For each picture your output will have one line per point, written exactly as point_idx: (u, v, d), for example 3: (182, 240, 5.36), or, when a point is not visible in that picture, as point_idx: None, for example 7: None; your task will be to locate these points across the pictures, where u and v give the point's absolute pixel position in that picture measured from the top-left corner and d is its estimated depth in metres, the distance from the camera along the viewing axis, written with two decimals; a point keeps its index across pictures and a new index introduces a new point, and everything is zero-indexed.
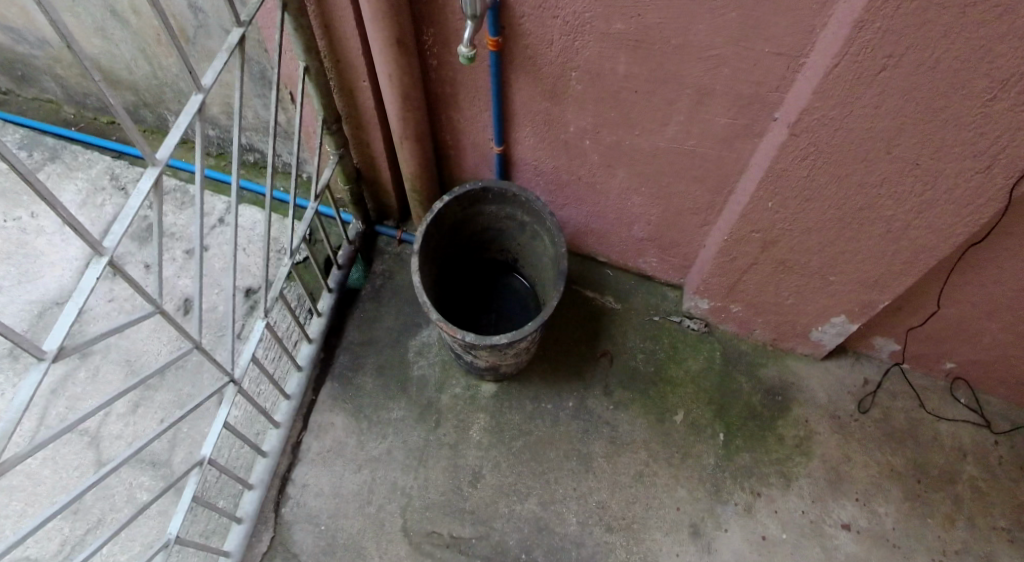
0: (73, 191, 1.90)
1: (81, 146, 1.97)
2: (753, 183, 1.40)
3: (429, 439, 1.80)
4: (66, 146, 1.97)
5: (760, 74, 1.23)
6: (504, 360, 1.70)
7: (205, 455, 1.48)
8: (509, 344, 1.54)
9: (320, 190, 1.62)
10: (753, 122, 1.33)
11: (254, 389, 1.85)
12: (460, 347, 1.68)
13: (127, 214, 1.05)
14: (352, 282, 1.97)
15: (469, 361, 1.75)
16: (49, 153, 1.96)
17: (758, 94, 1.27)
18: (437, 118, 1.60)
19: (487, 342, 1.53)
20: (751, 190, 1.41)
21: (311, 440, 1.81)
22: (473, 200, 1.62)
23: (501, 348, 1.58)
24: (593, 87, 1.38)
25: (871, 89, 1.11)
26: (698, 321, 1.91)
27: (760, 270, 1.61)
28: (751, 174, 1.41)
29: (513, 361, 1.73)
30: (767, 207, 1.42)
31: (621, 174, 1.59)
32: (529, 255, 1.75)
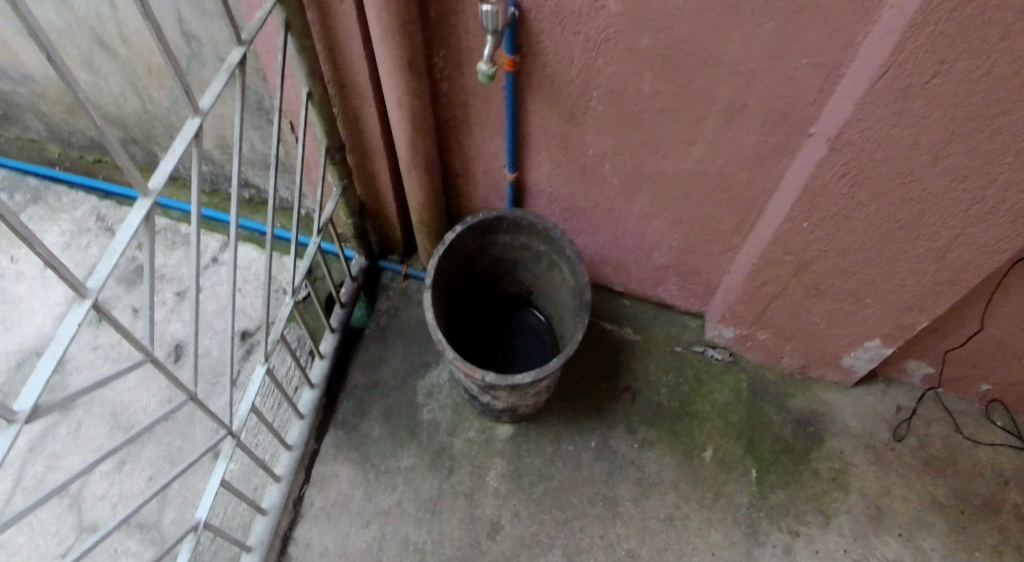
0: (56, 234, 1.81)
1: (66, 186, 1.89)
2: (787, 203, 1.33)
3: (442, 488, 1.67)
4: (49, 187, 1.88)
5: (796, 89, 1.17)
6: (524, 399, 1.59)
7: (200, 520, 1.33)
8: (532, 383, 1.42)
9: (323, 224, 1.51)
10: (787, 139, 1.27)
11: (251, 441, 1.71)
12: (476, 388, 1.56)
13: (112, 251, 0.93)
14: (355, 321, 1.84)
15: (486, 402, 1.64)
16: (33, 194, 1.87)
17: (793, 109, 1.21)
18: (446, 145, 1.52)
19: (509, 382, 1.42)
20: (784, 211, 1.34)
21: (315, 493, 1.67)
22: (487, 230, 1.52)
23: (523, 387, 1.47)
24: (614, 107, 1.31)
25: (919, 101, 1.04)
26: (722, 351, 1.82)
27: (791, 295, 1.53)
28: (784, 193, 1.34)
29: (533, 401, 1.62)
30: (801, 228, 1.35)
31: (642, 200, 1.51)
32: (547, 286, 1.65)
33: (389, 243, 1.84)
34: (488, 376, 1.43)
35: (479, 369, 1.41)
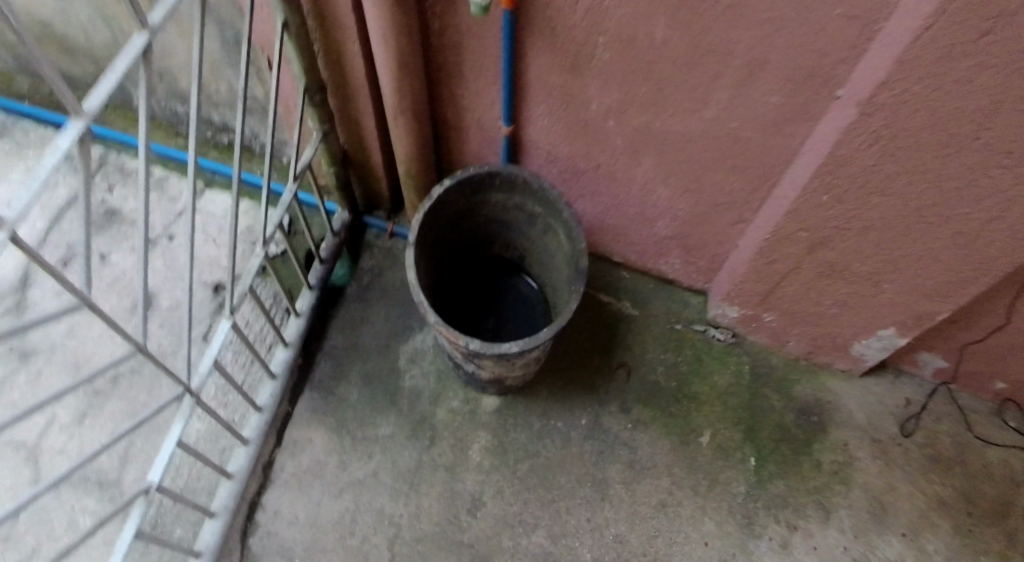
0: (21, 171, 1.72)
1: (32, 122, 1.79)
2: (806, 172, 1.20)
3: (422, 459, 1.59)
4: (15, 121, 1.79)
5: (825, 45, 1.03)
6: (509, 371, 1.49)
7: (152, 483, 1.26)
8: (520, 353, 1.33)
9: (301, 171, 1.39)
10: (811, 101, 1.13)
11: (218, 402, 1.59)
12: (460, 356, 1.47)
13: (36, 176, 0.79)
14: (336, 279, 1.72)
15: (470, 372, 1.55)
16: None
17: (820, 68, 1.07)
18: (436, 92, 1.39)
19: (496, 351, 1.33)
20: (803, 180, 1.21)
21: (286, 458, 1.59)
22: (478, 188, 1.41)
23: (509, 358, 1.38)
24: (621, 56, 1.18)
25: (967, 62, 0.89)
26: (724, 331, 1.70)
27: (803, 276, 1.41)
28: (803, 162, 1.21)
29: (519, 373, 1.53)
30: (821, 202, 1.22)
31: (649, 163, 1.39)
32: (541, 251, 1.54)
33: (374, 198, 1.72)
34: (473, 343, 1.33)
35: (463, 335, 1.32)
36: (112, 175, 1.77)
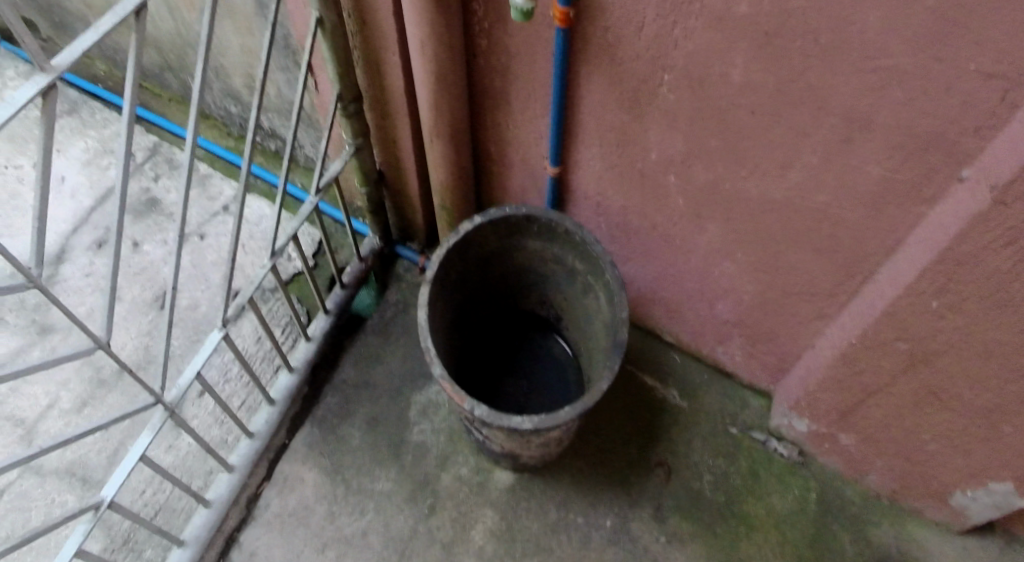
0: (80, 150, 2.01)
1: (102, 104, 2.08)
2: (914, 267, 0.93)
3: (417, 528, 1.31)
4: (87, 102, 2.09)
5: (951, 110, 0.78)
6: (526, 449, 1.19)
7: (104, 497, 1.03)
8: (534, 432, 1.03)
9: (325, 183, 1.33)
10: (924, 181, 0.88)
11: (211, 421, 1.44)
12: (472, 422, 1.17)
13: None
14: (359, 307, 1.58)
15: (480, 440, 1.24)
16: (69, 107, 2.09)
17: (940, 139, 0.82)
18: (480, 121, 1.27)
19: (508, 424, 1.02)
20: (909, 276, 0.94)
21: (273, 495, 1.36)
22: (513, 231, 1.24)
23: (524, 435, 1.08)
24: (689, 98, 0.99)
25: None
26: (790, 446, 1.38)
27: (897, 396, 1.11)
28: (909, 253, 0.95)
29: (540, 453, 1.23)
30: (930, 307, 0.94)
31: (713, 231, 1.16)
32: (579, 313, 1.33)
33: (410, 228, 1.62)
34: (480, 408, 1.04)
35: (470, 396, 1.04)
36: (160, 167, 1.93)
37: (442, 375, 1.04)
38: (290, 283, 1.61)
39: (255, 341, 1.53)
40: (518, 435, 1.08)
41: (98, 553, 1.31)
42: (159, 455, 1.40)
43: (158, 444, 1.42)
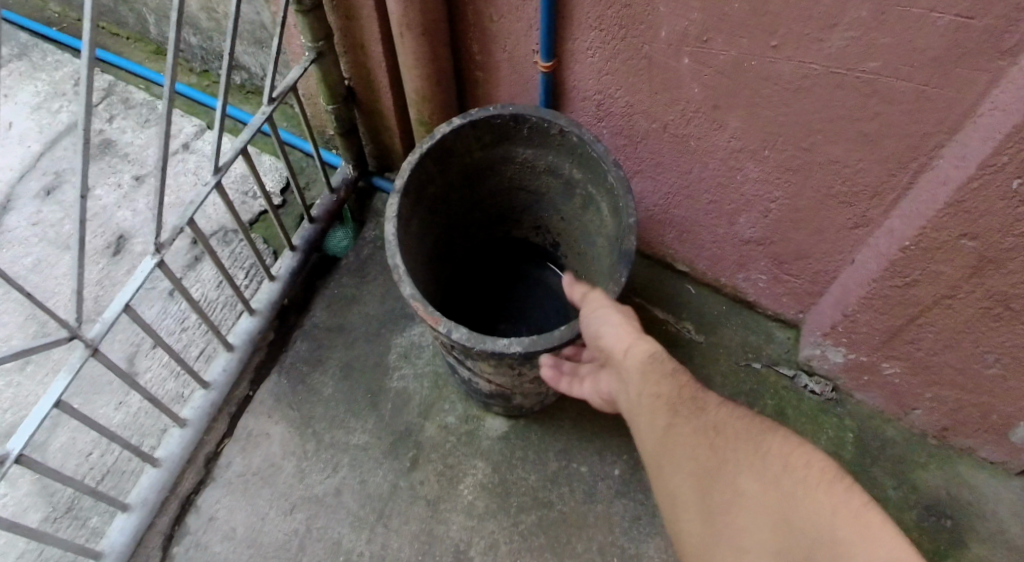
0: (31, 93, 1.77)
1: (54, 46, 1.86)
2: (988, 141, 0.75)
3: (399, 485, 1.15)
4: (37, 44, 1.86)
5: None
6: (516, 387, 1.03)
7: (11, 451, 0.89)
8: (524, 357, 0.87)
9: (278, 94, 1.16)
10: (1000, 30, 0.69)
11: (165, 374, 1.27)
12: (455, 357, 1.01)
13: None
14: (331, 247, 1.40)
15: (466, 379, 1.08)
16: (18, 50, 1.85)
17: None
18: (458, 12, 1.09)
19: (492, 348, 0.87)
20: (981, 154, 0.76)
21: (235, 453, 1.20)
22: (500, 137, 1.06)
23: (513, 364, 0.92)
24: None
25: None
26: (821, 382, 1.22)
27: (955, 309, 0.94)
28: (983, 125, 0.77)
29: (535, 391, 1.06)
30: (1007, 190, 0.77)
31: (734, 126, 0.99)
32: (580, 234, 1.15)
33: (388, 156, 1.44)
34: (459, 332, 0.88)
35: (445, 318, 0.88)
36: (115, 106, 1.71)
37: (412, 295, 0.89)
38: (254, 222, 1.44)
39: (215, 285, 1.36)
40: (505, 364, 0.92)
41: (39, 522, 1.16)
42: (107, 413, 1.24)
43: (107, 402, 1.26)
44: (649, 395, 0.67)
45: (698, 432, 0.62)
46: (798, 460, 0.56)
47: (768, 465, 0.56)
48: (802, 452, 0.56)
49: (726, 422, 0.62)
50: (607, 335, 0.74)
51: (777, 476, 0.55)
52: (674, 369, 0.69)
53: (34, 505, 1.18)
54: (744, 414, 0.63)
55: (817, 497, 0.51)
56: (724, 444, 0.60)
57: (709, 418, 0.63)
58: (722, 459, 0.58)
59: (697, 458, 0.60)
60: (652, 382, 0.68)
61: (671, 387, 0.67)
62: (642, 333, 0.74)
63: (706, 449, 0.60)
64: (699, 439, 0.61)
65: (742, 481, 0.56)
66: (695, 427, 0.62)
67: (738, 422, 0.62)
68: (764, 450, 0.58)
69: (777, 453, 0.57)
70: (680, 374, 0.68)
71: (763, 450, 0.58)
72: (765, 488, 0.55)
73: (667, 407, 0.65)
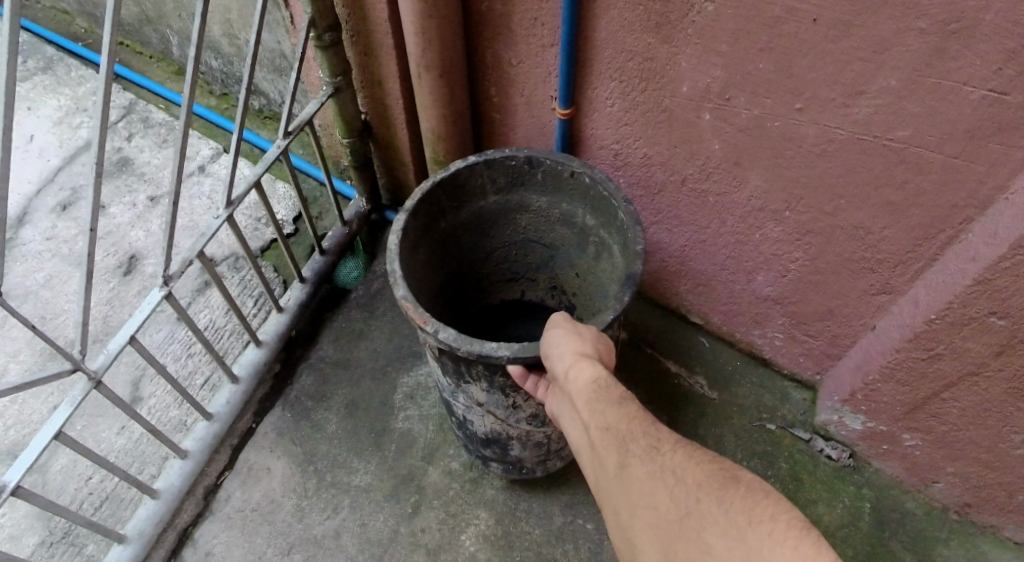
0: (53, 107, 1.80)
1: (79, 61, 1.90)
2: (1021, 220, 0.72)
3: (398, 531, 1.12)
4: (62, 59, 1.90)
5: None
6: (511, 422, 0.96)
7: (9, 484, 0.86)
8: (513, 364, 0.79)
9: (295, 128, 1.15)
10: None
11: (169, 401, 1.25)
12: (447, 386, 0.96)
13: None
14: (341, 278, 1.39)
15: (462, 423, 1.03)
16: (45, 63, 1.89)
17: None
18: (477, 55, 1.09)
19: (478, 351, 0.79)
20: (1015, 234, 0.72)
21: (235, 486, 1.18)
22: (514, 182, 1.04)
23: (506, 377, 0.85)
24: (731, 6, 0.79)
25: None
26: (838, 447, 1.17)
27: (984, 386, 0.90)
28: (1017, 203, 0.73)
29: (532, 435, 1.00)
30: None
31: (755, 185, 0.96)
32: (592, 286, 1.11)
33: (402, 191, 1.43)
34: (444, 332, 0.82)
35: (434, 317, 0.83)
36: (134, 125, 1.71)
37: (405, 295, 0.85)
38: (266, 250, 1.43)
39: (223, 313, 1.35)
40: (498, 376, 0.85)
41: (35, 546, 1.14)
42: (108, 439, 1.23)
43: (108, 427, 1.24)
44: (603, 431, 0.62)
45: (656, 475, 0.56)
46: (764, 510, 0.50)
47: (736, 517, 0.50)
48: (770, 505, 0.51)
49: (685, 466, 0.56)
50: (554, 351, 0.73)
51: (744, 529, 0.49)
52: (629, 405, 0.64)
53: (31, 527, 1.16)
54: (702, 455, 0.58)
55: (786, 557, 0.46)
56: (685, 491, 0.54)
57: (666, 457, 0.57)
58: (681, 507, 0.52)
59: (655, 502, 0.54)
60: (602, 413, 0.63)
61: (622, 421, 0.62)
62: (587, 353, 0.71)
63: (667, 498, 0.54)
64: (657, 484, 0.55)
65: (711, 538, 0.49)
66: (650, 470, 0.56)
67: (696, 467, 0.56)
68: (726, 497, 0.52)
69: (743, 505, 0.51)
70: (627, 403, 0.64)
71: (728, 499, 0.52)
72: (732, 546, 0.48)
73: (615, 443, 0.60)
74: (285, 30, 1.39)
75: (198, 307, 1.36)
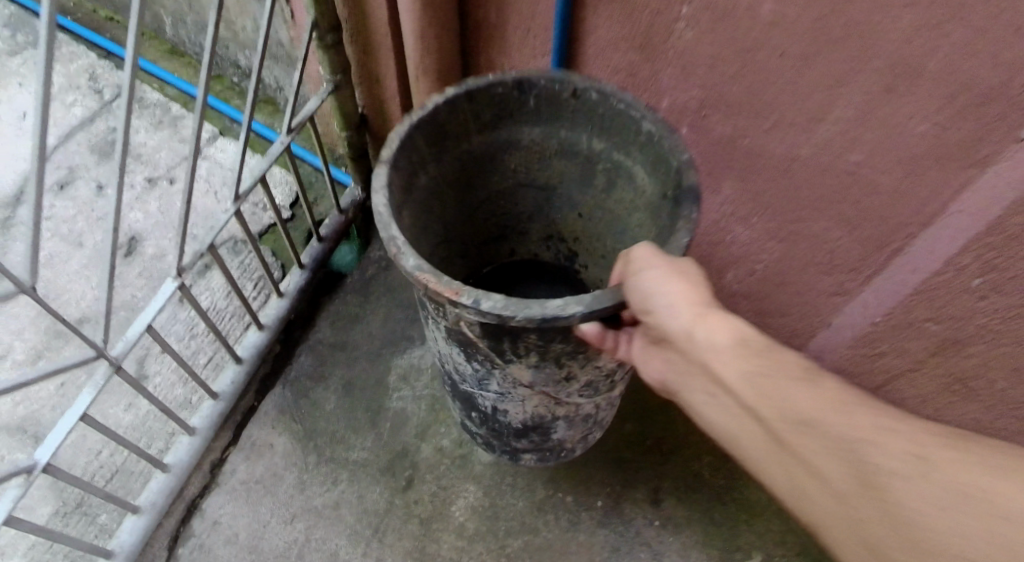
0: (46, 83, 1.80)
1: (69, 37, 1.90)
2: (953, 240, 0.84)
3: (393, 502, 1.22)
4: (52, 34, 1.90)
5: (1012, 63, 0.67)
6: (561, 399, 0.93)
7: (40, 462, 0.93)
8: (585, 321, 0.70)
9: (297, 125, 1.20)
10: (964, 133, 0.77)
11: (174, 380, 1.32)
12: (480, 374, 0.90)
13: None
14: (338, 263, 1.46)
15: (496, 408, 0.98)
16: (35, 38, 1.89)
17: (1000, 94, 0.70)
18: (472, 60, 1.15)
19: (546, 313, 0.69)
20: (950, 250, 0.84)
21: (240, 461, 1.26)
22: (504, 113, 0.97)
23: (562, 343, 0.78)
24: (709, 35, 0.87)
25: None
26: None
27: (921, 382, 1.01)
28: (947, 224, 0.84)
29: (577, 409, 0.99)
30: (970, 285, 0.85)
31: (727, 195, 1.06)
32: (604, 228, 1.11)
33: None
34: (494, 303, 0.71)
35: (467, 289, 0.72)
36: (128, 105, 1.73)
37: (416, 268, 0.74)
38: (264, 235, 1.49)
39: (224, 295, 1.41)
40: (555, 344, 0.78)
41: (50, 515, 1.21)
42: (117, 415, 1.30)
43: (116, 404, 1.31)
44: (797, 425, 0.57)
45: (896, 471, 0.51)
46: None
47: None
48: None
49: (933, 454, 0.51)
50: (658, 303, 0.67)
51: None
52: (811, 383, 0.60)
53: (44, 498, 1.24)
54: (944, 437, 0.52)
55: None
56: (953, 490, 0.48)
57: (903, 447, 0.52)
58: (964, 532, 0.46)
59: (916, 526, 0.48)
60: (779, 397, 0.59)
61: (823, 412, 0.57)
62: (711, 305, 0.66)
63: (933, 508, 0.48)
64: (910, 486, 0.50)
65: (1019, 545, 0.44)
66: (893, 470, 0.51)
67: (946, 452, 0.51)
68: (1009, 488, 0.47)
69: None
70: (810, 383, 0.60)
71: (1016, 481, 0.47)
72: None
73: (825, 443, 0.55)
74: (282, 19, 1.42)
75: (200, 289, 1.42)
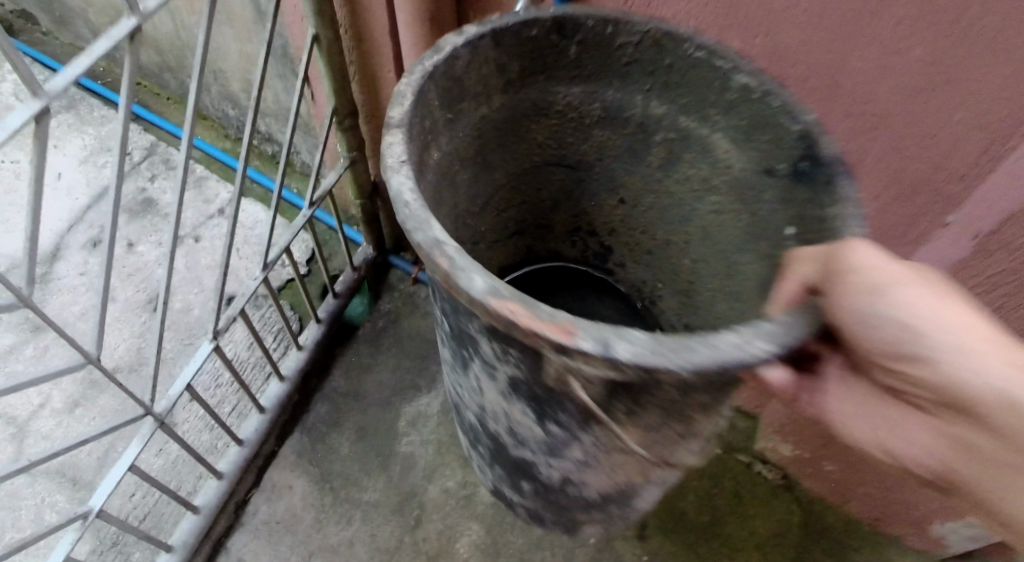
0: (79, 145, 1.93)
1: (99, 101, 2.05)
2: None
3: (403, 540, 1.32)
4: (84, 98, 2.05)
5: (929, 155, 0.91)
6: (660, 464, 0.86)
7: (94, 509, 1.05)
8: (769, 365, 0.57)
9: (319, 197, 1.34)
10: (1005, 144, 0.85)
11: (201, 426, 1.44)
12: (564, 436, 0.83)
13: None
14: (351, 315, 1.58)
15: (566, 471, 0.92)
16: (68, 101, 2.04)
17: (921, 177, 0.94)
18: None
19: (717, 357, 0.55)
20: None
21: (261, 502, 1.37)
22: (541, 63, 0.95)
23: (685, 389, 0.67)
24: None
25: None
26: (773, 468, 1.40)
27: None
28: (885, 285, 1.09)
29: (661, 477, 0.93)
30: None
31: None
32: (655, 216, 1.13)
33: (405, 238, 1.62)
34: (640, 341, 0.57)
35: (581, 322, 0.58)
36: (156, 167, 1.87)
37: (489, 294, 0.61)
38: (283, 289, 1.62)
39: (246, 347, 1.53)
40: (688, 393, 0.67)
41: (87, 554, 1.32)
42: (148, 459, 1.40)
43: (148, 449, 1.42)
44: None
45: None
46: None
47: None
48: None
49: None
50: (912, 320, 0.59)
51: None
52: None
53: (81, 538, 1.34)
54: None
55: None
56: None
57: None
58: None
59: None
60: None
61: None
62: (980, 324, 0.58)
63: None
64: None
65: None
66: None
67: None
68: None
69: None
70: None
71: None
72: None
73: None
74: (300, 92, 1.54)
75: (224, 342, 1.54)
